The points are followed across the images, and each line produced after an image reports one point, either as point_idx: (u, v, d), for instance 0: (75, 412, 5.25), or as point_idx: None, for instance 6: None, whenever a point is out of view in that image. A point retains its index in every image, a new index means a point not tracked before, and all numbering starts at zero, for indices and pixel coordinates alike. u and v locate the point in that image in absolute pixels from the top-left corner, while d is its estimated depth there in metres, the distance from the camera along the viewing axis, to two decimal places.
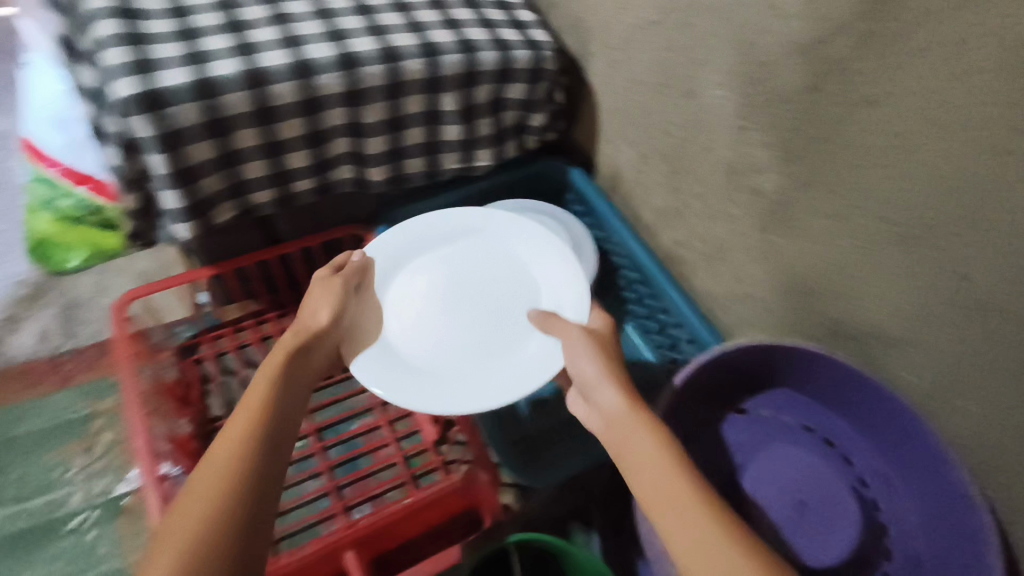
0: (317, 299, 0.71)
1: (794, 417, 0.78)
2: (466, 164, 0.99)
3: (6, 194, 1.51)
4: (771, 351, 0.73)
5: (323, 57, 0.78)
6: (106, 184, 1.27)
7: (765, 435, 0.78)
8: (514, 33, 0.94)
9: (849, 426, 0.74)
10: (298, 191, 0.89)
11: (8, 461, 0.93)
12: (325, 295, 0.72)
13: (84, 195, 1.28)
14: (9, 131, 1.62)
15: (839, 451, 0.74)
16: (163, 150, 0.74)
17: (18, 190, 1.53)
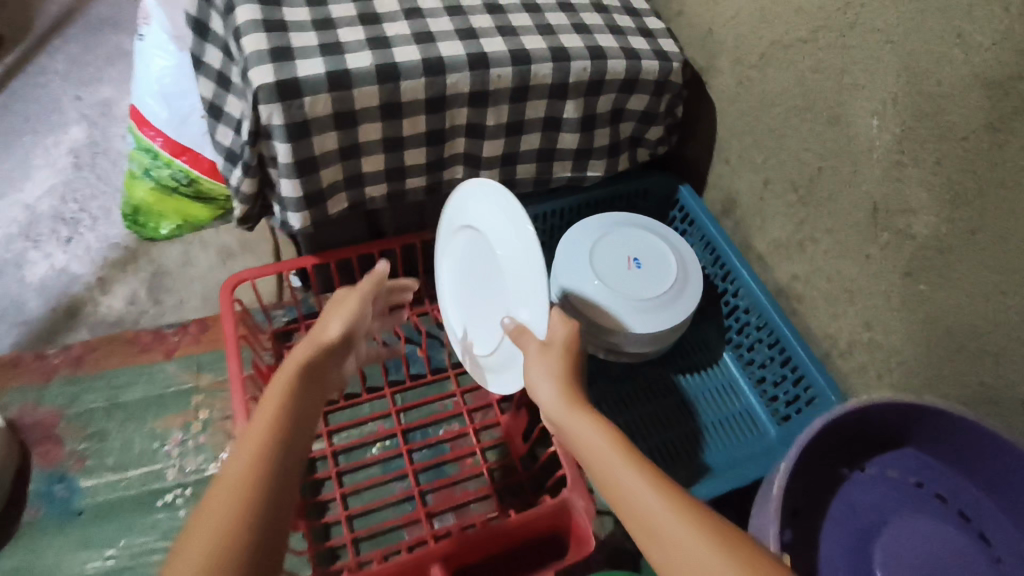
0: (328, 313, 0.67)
1: (937, 484, 0.69)
2: (578, 173, 0.95)
3: (109, 159, 1.58)
4: (915, 410, 0.65)
5: (455, 55, 0.76)
6: (202, 157, 1.28)
7: (893, 503, 0.69)
8: (643, 41, 0.89)
9: (989, 501, 0.65)
10: (409, 189, 0.87)
11: (109, 426, 0.87)
12: (335, 308, 0.68)
13: (181, 166, 1.30)
14: (117, 100, 1.69)
15: (974, 527, 0.65)
16: (289, 139, 0.73)
17: (122, 156, 1.60)
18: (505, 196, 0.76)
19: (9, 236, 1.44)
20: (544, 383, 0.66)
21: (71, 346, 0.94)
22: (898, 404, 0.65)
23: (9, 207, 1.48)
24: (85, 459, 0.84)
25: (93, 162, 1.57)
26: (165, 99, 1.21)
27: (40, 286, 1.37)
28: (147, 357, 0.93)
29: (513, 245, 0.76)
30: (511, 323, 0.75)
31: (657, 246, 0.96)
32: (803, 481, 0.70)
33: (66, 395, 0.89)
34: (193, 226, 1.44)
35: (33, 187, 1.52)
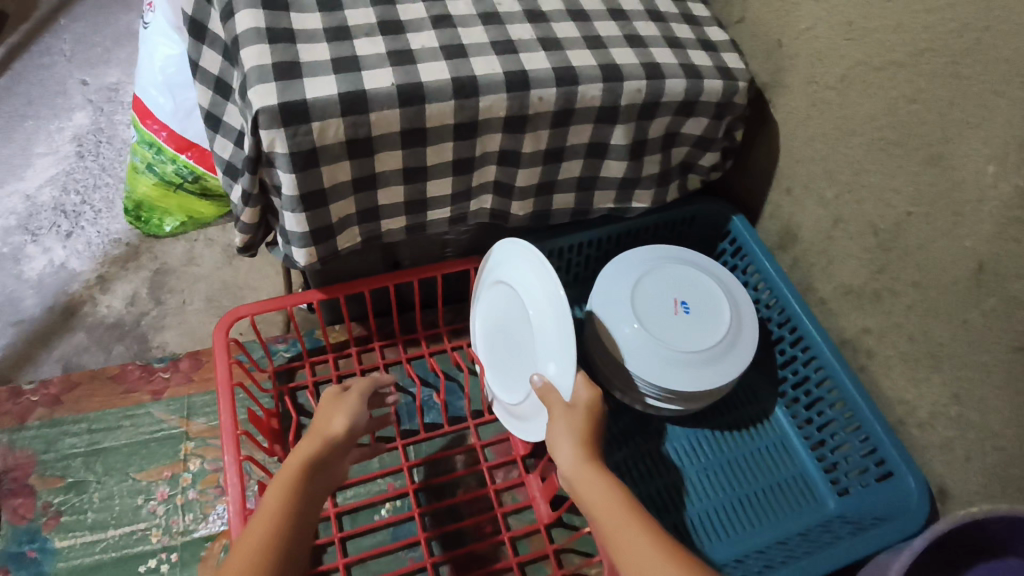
0: (327, 408, 0.65)
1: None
2: (622, 204, 0.84)
3: (113, 149, 1.48)
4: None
5: (491, 74, 0.65)
6: (208, 154, 1.18)
7: None
8: (705, 55, 0.77)
9: None
10: (430, 221, 0.77)
11: (88, 477, 0.79)
12: (334, 404, 0.66)
13: (185, 162, 1.19)
14: (123, 85, 1.59)
15: None
16: (294, 170, 0.63)
17: (126, 146, 1.50)
18: (544, 262, 0.71)
19: (7, 229, 1.34)
20: (563, 442, 0.62)
21: (49, 383, 0.85)
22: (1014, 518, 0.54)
23: (7, 196, 1.38)
24: (60, 516, 0.76)
25: (97, 151, 1.47)
26: (169, 91, 1.10)
27: (38, 283, 1.28)
28: (134, 398, 0.85)
29: (546, 308, 0.71)
30: (541, 379, 0.68)
31: (706, 289, 0.85)
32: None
33: (44, 439, 0.81)
34: (198, 222, 1.35)
35: (33, 176, 1.42)
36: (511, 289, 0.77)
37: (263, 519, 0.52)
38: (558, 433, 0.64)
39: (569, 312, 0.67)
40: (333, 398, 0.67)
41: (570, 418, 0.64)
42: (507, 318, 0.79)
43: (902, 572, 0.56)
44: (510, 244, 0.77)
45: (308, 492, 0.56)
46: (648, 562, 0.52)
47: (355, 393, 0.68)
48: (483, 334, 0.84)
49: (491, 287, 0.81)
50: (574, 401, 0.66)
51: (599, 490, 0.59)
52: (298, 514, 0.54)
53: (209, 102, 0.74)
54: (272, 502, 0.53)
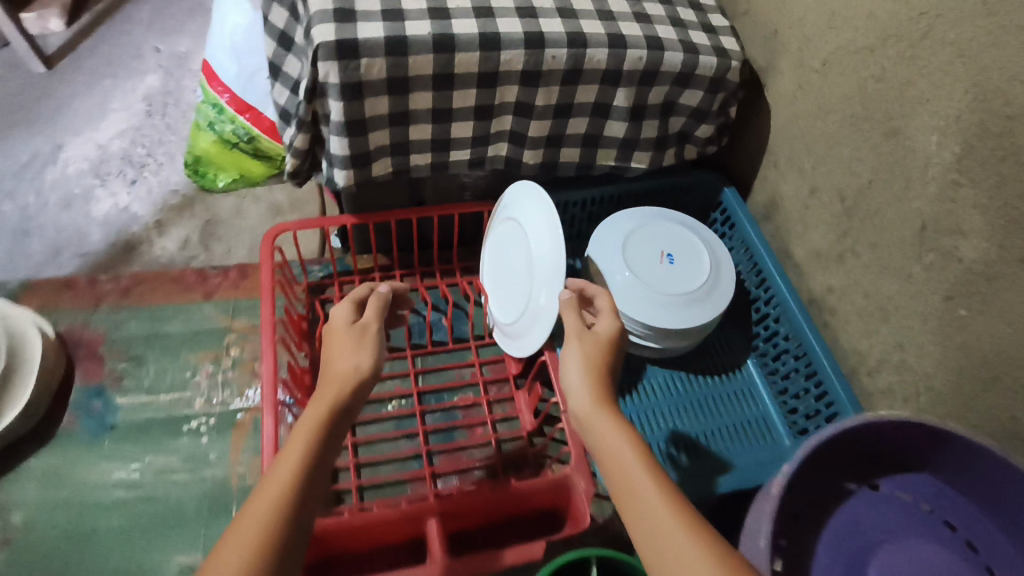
0: (346, 341, 0.65)
1: (936, 509, 0.66)
2: (622, 163, 0.95)
3: (179, 110, 1.65)
4: (921, 431, 0.62)
5: (512, 32, 0.78)
6: (262, 117, 1.33)
7: (889, 523, 0.66)
8: (704, 36, 0.88)
9: (980, 512, 0.63)
10: (453, 161, 0.90)
11: (146, 353, 0.93)
12: (354, 340, 0.66)
13: (243, 124, 1.35)
14: (192, 53, 1.76)
15: (961, 536, 0.63)
16: (342, 99, 0.77)
17: (191, 107, 1.67)
18: (547, 202, 0.83)
19: (81, 171, 1.53)
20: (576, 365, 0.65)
21: (120, 277, 1.00)
22: (905, 426, 0.63)
23: (84, 143, 1.57)
24: (123, 380, 0.90)
25: (164, 111, 1.65)
26: (236, 55, 1.25)
27: (103, 221, 1.46)
28: (189, 296, 0.99)
29: (544, 242, 0.83)
30: (568, 294, 0.74)
31: (690, 244, 0.95)
32: (795, 503, 0.67)
33: (111, 320, 0.96)
34: (248, 181, 1.49)
35: (107, 129, 1.60)
36: (516, 225, 0.89)
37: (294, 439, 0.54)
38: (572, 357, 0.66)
39: (564, 245, 0.79)
40: (351, 330, 0.67)
41: (584, 347, 0.67)
42: (509, 249, 0.91)
43: (805, 461, 0.64)
44: (522, 187, 0.88)
45: (335, 419, 0.57)
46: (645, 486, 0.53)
47: (378, 325, 0.69)
48: (487, 261, 0.97)
49: (499, 222, 0.93)
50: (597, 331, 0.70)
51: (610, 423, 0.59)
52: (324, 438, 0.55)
53: (275, 49, 0.88)
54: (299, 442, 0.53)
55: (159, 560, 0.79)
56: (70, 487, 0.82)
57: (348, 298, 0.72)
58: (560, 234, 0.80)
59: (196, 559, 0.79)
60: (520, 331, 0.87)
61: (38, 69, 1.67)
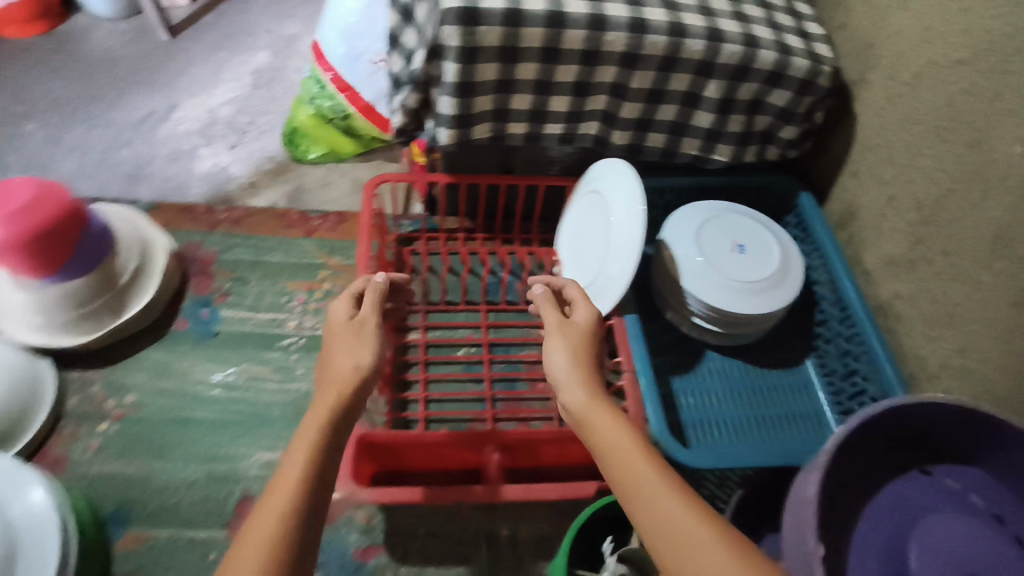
0: (347, 339, 0.68)
1: (983, 501, 0.66)
2: (704, 154, 1.01)
3: (283, 86, 1.77)
4: (974, 418, 0.64)
5: (618, 16, 0.85)
6: (360, 97, 1.43)
7: (933, 506, 0.67)
8: (799, 40, 0.93)
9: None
10: (546, 133, 0.97)
11: (249, 276, 1.03)
12: (352, 338, 0.69)
13: (341, 102, 1.46)
14: (301, 35, 1.89)
15: (1009, 530, 0.64)
16: (458, 61, 0.85)
17: (295, 85, 1.79)
18: (630, 176, 0.88)
19: (189, 132, 1.65)
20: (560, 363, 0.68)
21: (233, 209, 1.11)
22: (957, 410, 0.65)
23: (196, 106, 1.70)
24: (227, 296, 1.00)
25: (270, 86, 1.77)
26: (347, 38, 1.36)
27: (203, 177, 1.57)
28: (291, 232, 1.09)
29: (623, 213, 0.89)
30: (540, 291, 0.81)
31: (763, 237, 0.99)
32: (838, 474, 0.69)
33: (222, 244, 1.06)
34: (336, 159, 1.59)
35: (217, 96, 1.73)
36: (599, 197, 0.95)
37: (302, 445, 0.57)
38: (555, 352, 0.70)
39: (644, 218, 0.84)
40: (350, 326, 0.70)
41: (566, 342, 0.71)
42: (591, 221, 0.97)
43: (854, 434, 0.67)
44: (608, 163, 0.94)
45: (339, 423, 0.60)
46: (645, 482, 0.55)
47: (375, 318, 0.73)
48: (568, 232, 1.03)
49: (585, 194, 0.99)
50: (574, 328, 0.74)
51: (605, 425, 0.61)
52: (331, 443, 0.58)
53: (398, 21, 0.94)
54: (299, 454, 0.56)
55: (243, 453, 0.87)
56: (174, 379, 0.92)
57: (346, 292, 0.76)
58: (640, 206, 0.85)
59: (276, 457, 0.88)
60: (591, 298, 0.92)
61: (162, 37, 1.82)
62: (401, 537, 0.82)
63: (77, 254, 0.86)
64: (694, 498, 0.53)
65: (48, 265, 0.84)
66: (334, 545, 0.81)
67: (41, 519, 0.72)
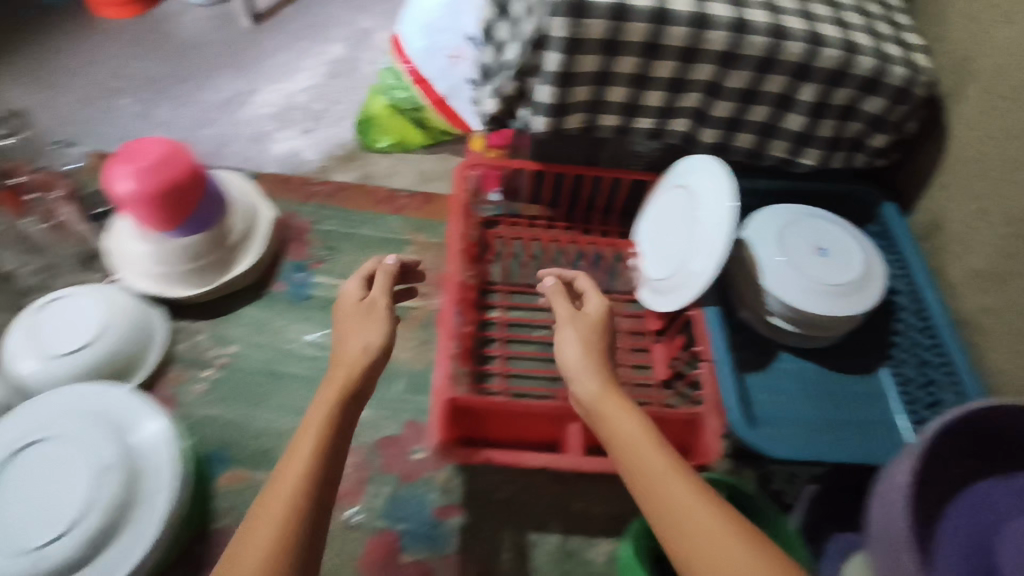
0: (356, 322, 0.73)
1: None
2: (791, 157, 1.02)
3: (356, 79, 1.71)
4: None
5: (721, 16, 0.88)
6: (433, 91, 1.46)
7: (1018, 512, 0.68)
8: (898, 49, 0.95)
9: None
10: (636, 127, 1.00)
11: (341, 247, 1.09)
12: (362, 319, 0.74)
13: (416, 94, 1.49)
14: (376, 30, 1.83)
15: None
16: (562, 52, 0.89)
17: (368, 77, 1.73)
18: (720, 172, 0.90)
19: (264, 116, 1.62)
20: (566, 353, 0.72)
21: (327, 183, 1.17)
22: None
23: (270, 93, 1.66)
24: (320, 264, 1.06)
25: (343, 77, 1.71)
26: (427, 32, 1.40)
27: (278, 159, 1.52)
28: (380, 209, 1.14)
29: (711, 208, 0.91)
30: (551, 284, 0.84)
31: (845, 241, 0.99)
32: None
33: (316, 215, 1.12)
34: (403, 150, 1.56)
35: (295, 83, 1.69)
36: (686, 191, 0.98)
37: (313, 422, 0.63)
38: (564, 341, 0.74)
39: (734, 213, 0.86)
40: (361, 307, 0.75)
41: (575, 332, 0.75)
42: (676, 215, 0.99)
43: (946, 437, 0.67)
44: (697, 159, 0.95)
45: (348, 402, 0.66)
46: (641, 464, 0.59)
47: (384, 299, 0.77)
48: (650, 224, 1.06)
49: (670, 188, 1.02)
50: (579, 319, 0.77)
51: (605, 412, 0.65)
52: (341, 419, 0.64)
53: (493, 14, 0.99)
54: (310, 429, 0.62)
55: None
56: (270, 336, 0.99)
57: (357, 273, 0.80)
58: (730, 202, 0.87)
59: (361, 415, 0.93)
60: (673, 291, 0.95)
61: (246, 24, 1.79)
62: (477, 500, 0.87)
63: (195, 214, 0.93)
64: (684, 479, 0.58)
65: (168, 221, 0.91)
66: (415, 502, 0.87)
67: (160, 447, 0.78)
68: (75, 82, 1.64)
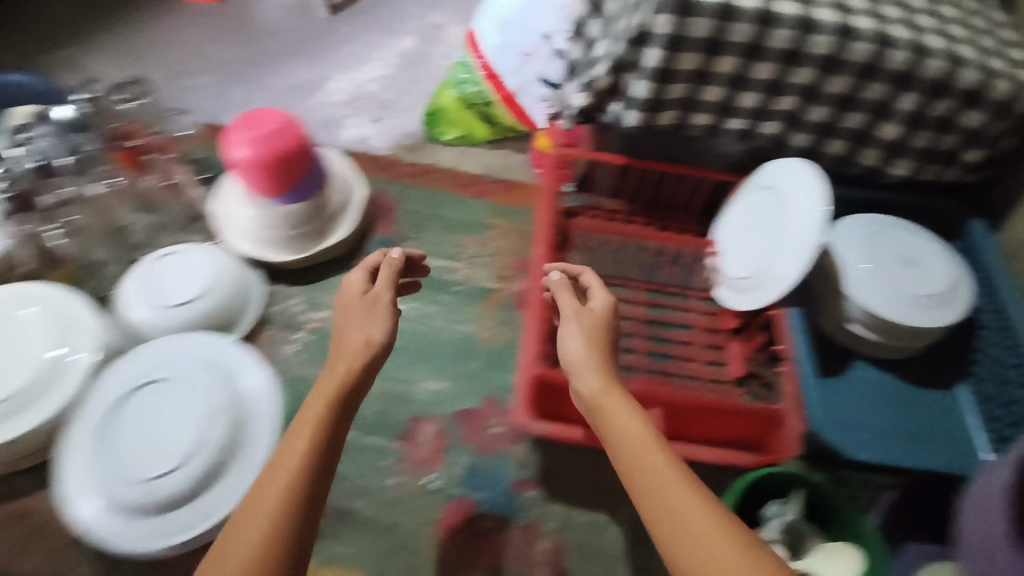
0: (357, 318, 0.74)
1: None
2: (882, 166, 1.03)
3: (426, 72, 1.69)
4: None
5: (828, 20, 0.88)
6: None
7: None
8: (1004, 63, 0.94)
9: None
10: (726, 127, 1.01)
11: (427, 227, 1.14)
12: (364, 313, 0.75)
13: None
14: (447, 25, 1.79)
15: None
16: (663, 48, 0.91)
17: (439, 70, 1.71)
18: (812, 176, 0.91)
19: (334, 102, 1.61)
20: (572, 351, 0.72)
21: (414, 166, 1.22)
22: None
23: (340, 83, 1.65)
24: (408, 241, 1.12)
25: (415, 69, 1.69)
26: None
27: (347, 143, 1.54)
28: (464, 193, 1.19)
29: (801, 212, 0.91)
30: (557, 277, 0.82)
31: (931, 255, 0.99)
32: None
33: (403, 195, 1.18)
34: None
35: (366, 72, 1.68)
36: (775, 192, 0.98)
37: (306, 421, 0.66)
38: (571, 335, 0.73)
39: (824, 218, 0.87)
40: (362, 302, 0.76)
41: (582, 327, 0.74)
42: (763, 215, 1.00)
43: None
44: (790, 161, 0.95)
45: (343, 402, 0.68)
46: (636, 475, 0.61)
47: (386, 294, 0.77)
48: (736, 220, 1.07)
49: (758, 187, 1.02)
50: (587, 316, 0.75)
51: (608, 415, 0.66)
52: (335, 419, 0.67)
53: (585, 11, 0.96)
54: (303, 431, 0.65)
55: (416, 378, 0.99)
56: None
57: (362, 267, 0.81)
58: (821, 207, 0.88)
59: (442, 387, 0.99)
60: (755, 291, 0.97)
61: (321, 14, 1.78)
62: (550, 475, 0.92)
63: (299, 184, 0.97)
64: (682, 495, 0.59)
65: (274, 189, 0.96)
66: (494, 472, 0.92)
67: (262, 395, 0.86)
68: (153, 58, 1.67)
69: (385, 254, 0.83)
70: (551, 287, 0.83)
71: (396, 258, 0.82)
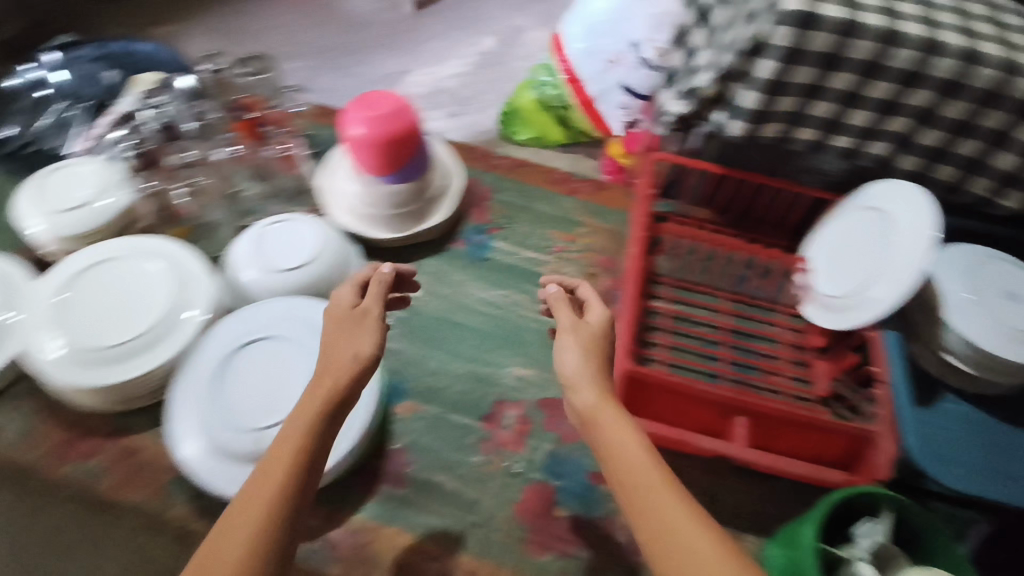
0: (344, 332, 0.75)
1: None
2: (992, 195, 1.00)
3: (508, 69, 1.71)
4: None
5: (954, 44, 0.87)
6: None
7: None
8: None
9: None
10: (831, 143, 1.00)
11: (517, 218, 1.18)
12: (352, 327, 0.76)
13: None
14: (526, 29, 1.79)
15: None
16: (780, 60, 0.90)
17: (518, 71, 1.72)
18: (921, 201, 0.90)
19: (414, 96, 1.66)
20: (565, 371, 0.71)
21: (508, 159, 1.26)
22: None
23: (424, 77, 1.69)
24: (499, 230, 1.16)
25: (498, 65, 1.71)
26: None
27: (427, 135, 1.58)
28: (555, 189, 1.22)
29: (906, 236, 0.90)
30: (555, 291, 0.81)
31: None
32: None
33: (496, 186, 1.22)
34: None
35: (447, 67, 1.71)
36: (879, 214, 0.97)
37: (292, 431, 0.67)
38: (567, 351, 0.73)
39: (933, 245, 0.85)
40: (350, 315, 0.77)
41: (579, 343, 0.73)
42: (862, 237, 0.99)
43: None
44: (897, 184, 0.94)
45: (328, 410, 0.70)
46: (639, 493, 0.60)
47: (374, 303, 0.79)
48: (832, 239, 1.07)
49: (861, 207, 1.02)
50: (582, 335, 0.74)
51: (603, 435, 0.65)
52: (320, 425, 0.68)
53: (693, 21, 1.01)
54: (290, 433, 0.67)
55: (502, 363, 1.04)
56: (453, 289, 1.10)
57: (351, 282, 0.82)
58: (930, 233, 0.86)
59: (527, 373, 1.03)
60: (848, 313, 0.96)
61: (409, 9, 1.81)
62: None
63: (404, 166, 1.01)
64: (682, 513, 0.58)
65: (381, 169, 1.00)
66: (574, 461, 0.96)
67: None
68: (251, 40, 1.74)
69: (375, 270, 0.84)
70: (549, 300, 0.82)
71: (388, 270, 0.83)
